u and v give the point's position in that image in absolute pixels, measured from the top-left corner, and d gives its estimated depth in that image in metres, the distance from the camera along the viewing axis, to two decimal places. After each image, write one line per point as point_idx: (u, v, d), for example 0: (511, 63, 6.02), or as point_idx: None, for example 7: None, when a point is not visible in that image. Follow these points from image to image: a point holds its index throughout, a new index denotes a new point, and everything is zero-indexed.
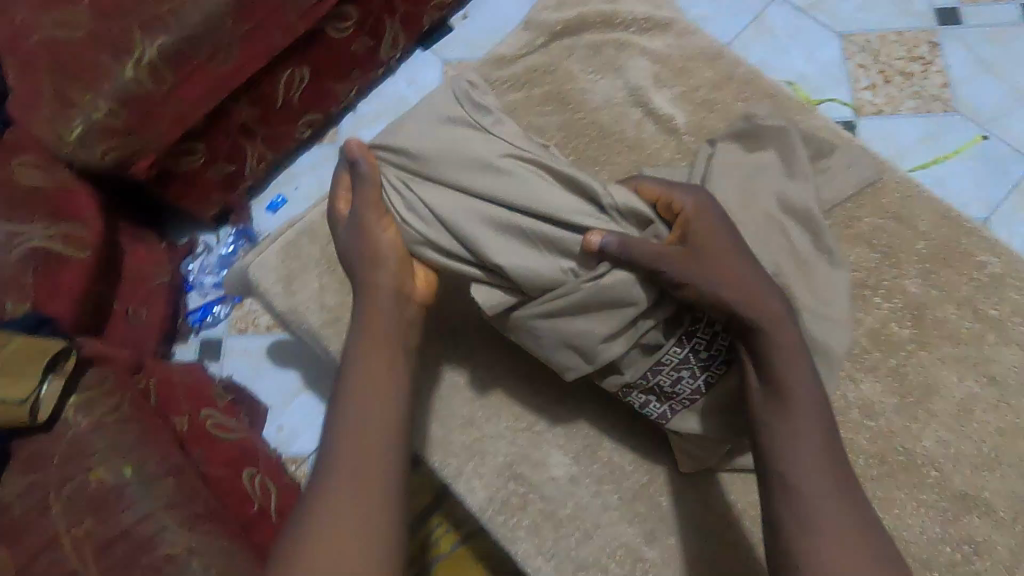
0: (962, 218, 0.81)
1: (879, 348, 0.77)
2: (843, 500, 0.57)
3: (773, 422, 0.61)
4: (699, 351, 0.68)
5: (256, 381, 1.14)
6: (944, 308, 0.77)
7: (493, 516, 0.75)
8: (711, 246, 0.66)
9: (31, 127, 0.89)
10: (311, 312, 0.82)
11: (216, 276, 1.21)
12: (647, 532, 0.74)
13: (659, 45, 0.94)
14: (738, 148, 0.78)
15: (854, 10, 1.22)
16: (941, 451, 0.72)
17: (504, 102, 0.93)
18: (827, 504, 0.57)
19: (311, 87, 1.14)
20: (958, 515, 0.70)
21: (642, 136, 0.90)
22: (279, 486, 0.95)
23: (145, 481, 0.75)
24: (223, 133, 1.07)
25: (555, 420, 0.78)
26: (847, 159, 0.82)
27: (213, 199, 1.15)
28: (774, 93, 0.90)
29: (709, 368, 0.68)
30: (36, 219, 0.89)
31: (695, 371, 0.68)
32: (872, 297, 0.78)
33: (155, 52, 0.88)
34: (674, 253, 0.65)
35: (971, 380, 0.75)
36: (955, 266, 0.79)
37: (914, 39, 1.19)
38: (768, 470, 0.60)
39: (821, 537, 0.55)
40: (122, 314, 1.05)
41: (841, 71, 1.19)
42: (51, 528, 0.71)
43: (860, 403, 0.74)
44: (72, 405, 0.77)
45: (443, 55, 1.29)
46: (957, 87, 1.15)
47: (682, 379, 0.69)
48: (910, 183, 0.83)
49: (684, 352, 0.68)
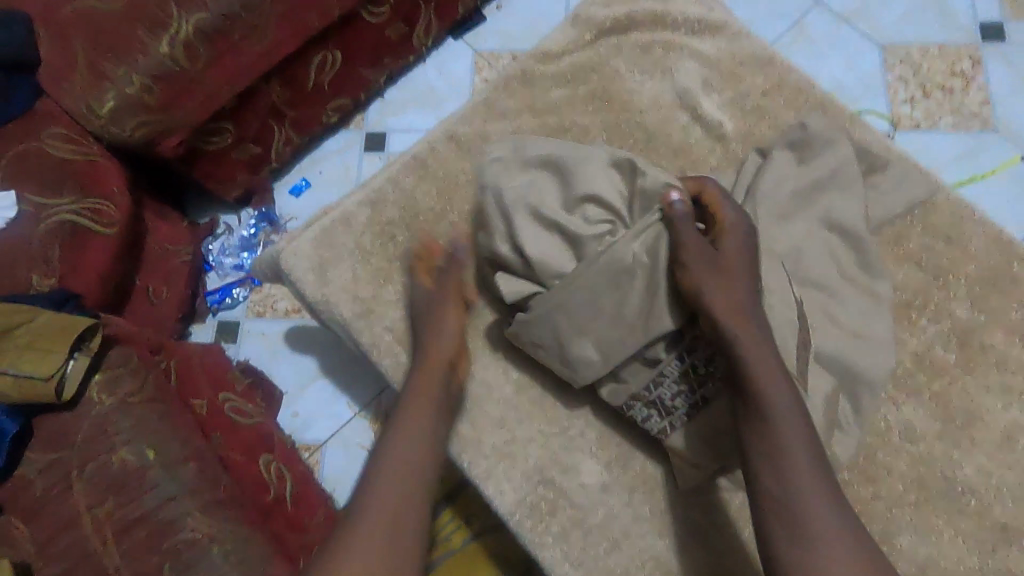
0: (1013, 243, 0.80)
1: (924, 371, 0.76)
2: (835, 507, 0.55)
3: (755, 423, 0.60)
4: (696, 370, 0.70)
5: (273, 366, 1.13)
6: (991, 334, 0.76)
7: (522, 520, 0.74)
8: (728, 261, 0.68)
9: (62, 99, 0.88)
10: (344, 302, 0.82)
11: (236, 258, 1.19)
12: (677, 545, 0.73)
13: (708, 49, 0.92)
14: (793, 160, 0.78)
15: (895, 20, 1.19)
16: (982, 480, 0.72)
17: (549, 99, 0.92)
18: (819, 508, 0.55)
19: (343, 71, 1.11)
20: (996, 546, 0.69)
21: (688, 140, 0.89)
22: (293, 473, 0.95)
23: (168, 464, 0.74)
24: (253, 113, 1.05)
25: (589, 426, 0.78)
26: (900, 177, 0.81)
27: (237, 179, 1.13)
28: (824, 104, 0.89)
29: (703, 386, 0.70)
30: (64, 191, 0.88)
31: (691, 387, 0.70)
32: (919, 319, 0.78)
33: (191, 29, 0.86)
34: (698, 261, 0.67)
35: (1015, 409, 0.74)
36: (1005, 292, 0.78)
37: (956, 53, 1.16)
38: (754, 471, 0.59)
39: (817, 542, 0.53)
40: (142, 292, 1.05)
41: (880, 81, 1.16)
42: (73, 507, 0.70)
43: (901, 426, 0.74)
44: (97, 383, 0.76)
45: (475, 46, 1.27)
46: (996, 106, 1.12)
47: (680, 394, 0.71)
48: (963, 204, 0.82)
49: (682, 368, 0.71)
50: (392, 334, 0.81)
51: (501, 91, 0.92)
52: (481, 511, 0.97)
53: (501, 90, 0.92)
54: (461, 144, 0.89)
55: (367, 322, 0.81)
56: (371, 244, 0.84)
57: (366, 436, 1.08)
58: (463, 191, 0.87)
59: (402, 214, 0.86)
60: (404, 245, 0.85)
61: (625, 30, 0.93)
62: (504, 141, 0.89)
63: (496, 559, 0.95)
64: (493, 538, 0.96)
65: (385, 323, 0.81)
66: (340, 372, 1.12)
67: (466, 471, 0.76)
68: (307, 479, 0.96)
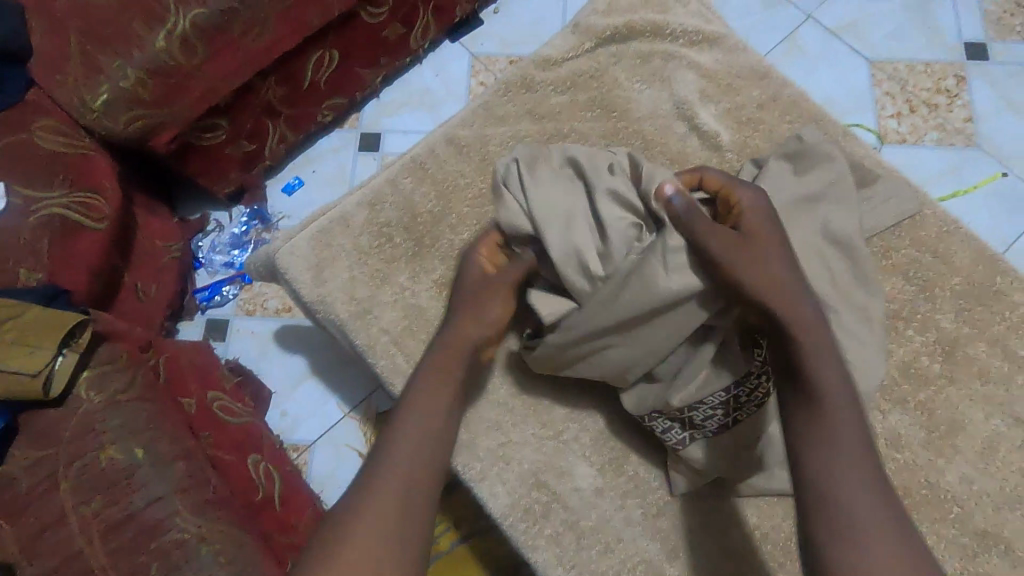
0: (996, 257, 0.82)
1: (909, 381, 0.78)
2: (881, 501, 0.54)
3: (806, 420, 0.58)
4: (737, 398, 0.70)
5: (262, 364, 1.12)
6: (974, 345, 0.79)
7: (515, 523, 0.75)
8: (761, 244, 0.66)
9: (55, 91, 0.87)
10: (340, 303, 0.82)
11: (226, 255, 1.18)
12: (668, 549, 0.74)
13: (705, 60, 0.94)
14: (788, 169, 0.79)
15: (884, 37, 1.22)
16: (964, 488, 0.73)
17: (547, 104, 0.92)
18: (865, 503, 0.53)
19: (340, 70, 1.11)
20: (977, 552, 0.71)
21: (684, 149, 0.90)
22: (281, 474, 0.94)
23: (156, 463, 0.73)
24: (248, 110, 1.04)
25: (582, 430, 0.79)
26: (889, 191, 0.83)
27: (229, 176, 1.13)
28: (817, 117, 0.91)
29: (739, 413, 0.70)
30: (55, 185, 0.87)
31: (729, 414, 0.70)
32: (905, 329, 0.80)
33: (188, 23, 0.86)
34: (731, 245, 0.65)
35: (997, 419, 0.76)
36: (988, 305, 0.80)
37: (942, 71, 1.19)
38: (801, 469, 0.57)
39: (861, 539, 0.51)
40: (131, 289, 1.02)
41: (869, 96, 1.19)
42: (60, 506, 0.69)
43: (887, 434, 0.76)
44: (86, 379, 0.75)
45: (472, 49, 1.28)
46: (979, 123, 1.15)
47: (714, 417, 0.70)
48: (949, 219, 0.84)
49: (726, 397, 0.69)
50: (388, 336, 0.81)
51: (500, 95, 0.92)
52: (472, 514, 0.97)
53: (500, 94, 0.92)
54: (460, 147, 0.89)
55: (363, 323, 0.81)
56: (368, 245, 0.84)
57: (356, 436, 1.08)
58: (461, 194, 0.88)
59: (399, 216, 0.86)
60: (401, 247, 0.85)
61: (623, 38, 0.94)
62: (503, 145, 0.90)
63: (486, 562, 0.95)
64: (483, 540, 0.96)
65: (381, 325, 0.81)
66: (329, 371, 1.11)
67: (460, 473, 0.76)
68: (294, 480, 0.96)
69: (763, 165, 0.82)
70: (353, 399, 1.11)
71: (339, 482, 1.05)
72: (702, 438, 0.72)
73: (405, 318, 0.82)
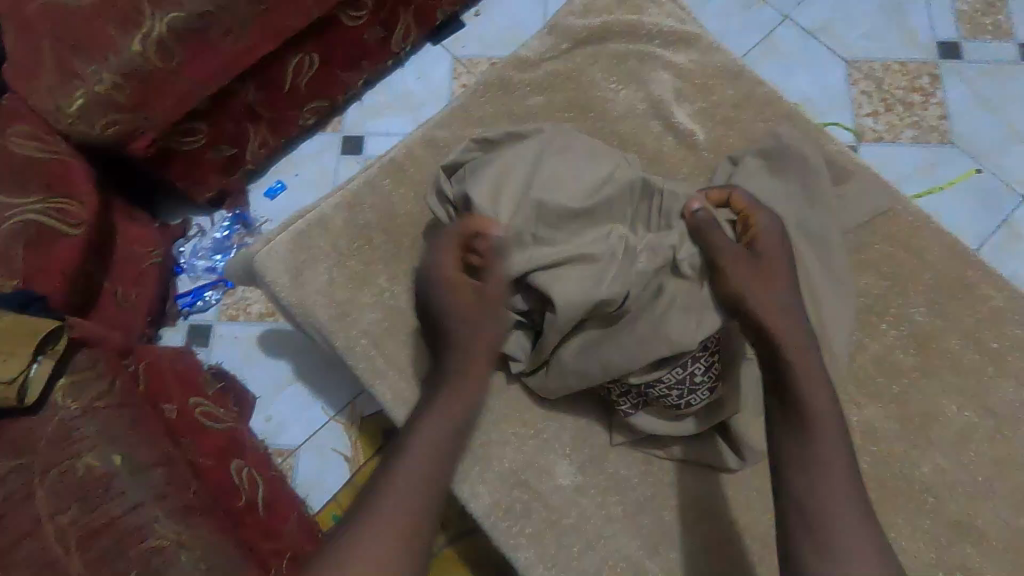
0: (967, 251, 0.83)
1: (883, 373, 0.79)
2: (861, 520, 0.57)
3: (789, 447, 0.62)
4: (696, 374, 0.70)
5: (246, 369, 1.11)
6: (947, 338, 0.80)
7: (497, 522, 0.75)
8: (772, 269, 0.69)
9: (29, 96, 0.86)
10: (320, 305, 0.81)
11: (208, 261, 1.17)
12: (649, 545, 0.74)
13: (681, 60, 0.95)
14: (762, 168, 0.82)
15: (859, 37, 1.24)
16: (938, 478, 0.75)
17: (526, 105, 0.93)
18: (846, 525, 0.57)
19: (321, 74, 1.11)
20: (951, 541, 0.72)
21: (661, 149, 0.91)
22: (265, 478, 0.94)
23: (135, 469, 0.72)
24: (228, 114, 1.04)
25: (564, 427, 0.79)
26: (862, 187, 0.84)
27: (211, 181, 1.12)
28: (792, 115, 0.92)
29: (698, 389, 0.71)
30: (30, 190, 0.86)
31: (686, 390, 0.71)
32: (879, 323, 0.81)
33: (165, 27, 0.85)
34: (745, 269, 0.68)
35: (970, 410, 0.77)
36: (959, 298, 0.81)
37: (916, 70, 1.21)
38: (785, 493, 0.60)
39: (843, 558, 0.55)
40: (111, 295, 1.02)
41: (846, 95, 1.20)
42: (35, 515, 0.67)
43: (862, 427, 0.77)
44: (63, 386, 0.74)
45: (453, 52, 1.28)
46: (954, 121, 1.17)
47: (673, 394, 0.71)
48: (920, 214, 0.86)
49: (684, 373, 0.70)
50: (368, 337, 0.81)
51: (479, 96, 0.92)
52: (457, 515, 0.97)
53: (478, 96, 0.93)
54: (439, 149, 0.90)
55: (343, 325, 0.81)
56: (347, 247, 0.84)
57: (341, 439, 1.07)
58: None
59: (379, 218, 0.86)
60: (381, 248, 0.85)
61: (601, 40, 0.95)
62: None
63: (472, 564, 0.95)
64: (467, 541, 0.96)
65: (361, 326, 0.81)
66: (314, 375, 1.11)
67: None
68: (279, 483, 0.95)
69: (739, 160, 0.84)
70: (338, 402, 1.10)
71: (325, 486, 1.05)
72: (659, 406, 0.75)
73: (385, 320, 0.82)
